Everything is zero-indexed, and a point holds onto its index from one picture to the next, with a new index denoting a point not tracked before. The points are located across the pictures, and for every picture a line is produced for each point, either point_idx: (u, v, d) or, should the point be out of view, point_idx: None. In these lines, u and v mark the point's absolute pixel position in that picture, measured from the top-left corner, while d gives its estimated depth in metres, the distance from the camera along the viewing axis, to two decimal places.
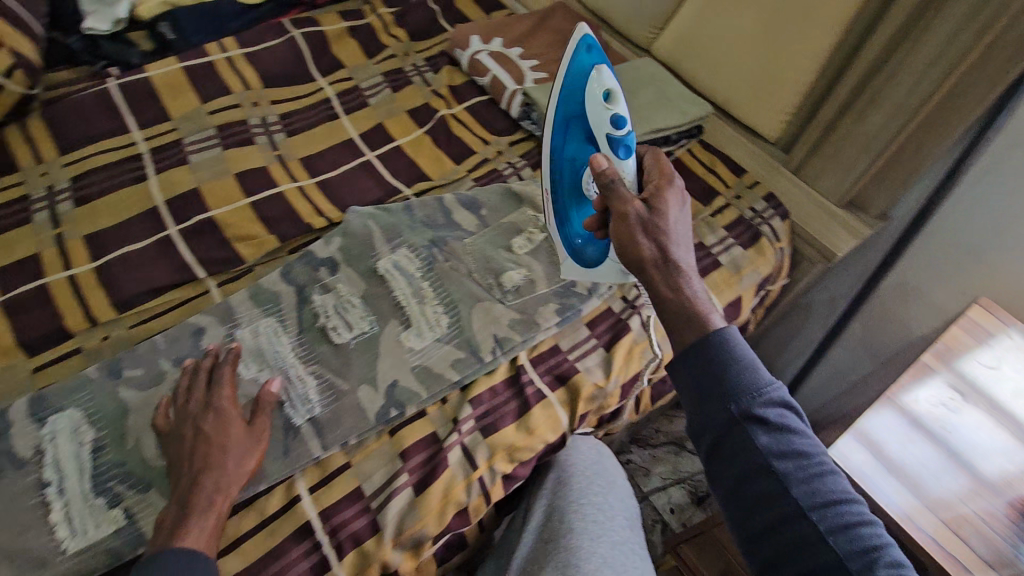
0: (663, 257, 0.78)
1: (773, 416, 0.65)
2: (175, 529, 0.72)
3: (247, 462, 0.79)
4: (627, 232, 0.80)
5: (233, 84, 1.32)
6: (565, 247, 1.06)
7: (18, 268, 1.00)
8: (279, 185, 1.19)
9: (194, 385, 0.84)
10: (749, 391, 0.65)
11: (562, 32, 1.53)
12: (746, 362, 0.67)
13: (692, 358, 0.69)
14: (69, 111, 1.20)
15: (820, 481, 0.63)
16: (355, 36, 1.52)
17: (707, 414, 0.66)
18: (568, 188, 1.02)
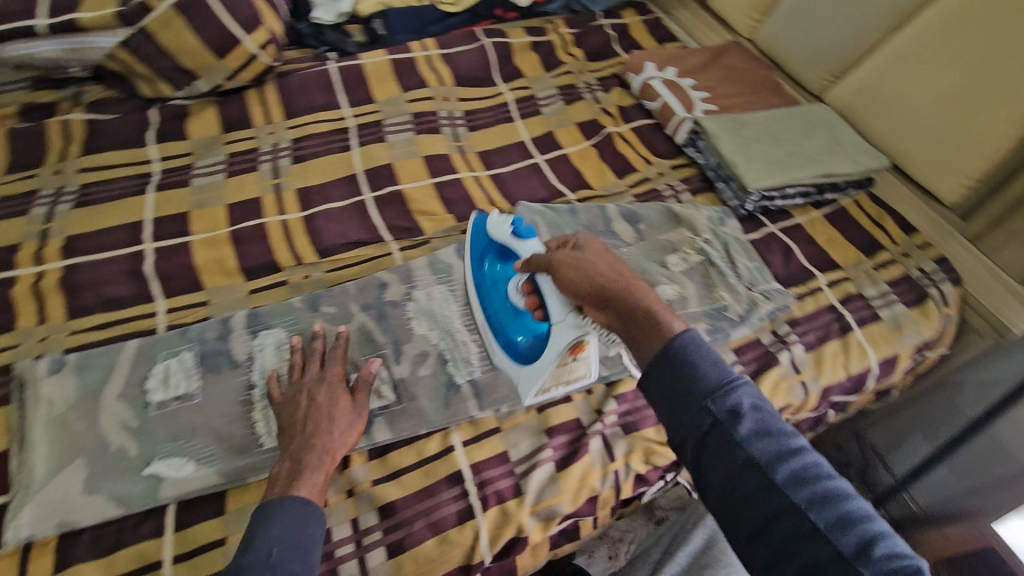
0: (619, 279, 0.72)
1: (748, 407, 0.59)
2: (294, 479, 0.74)
3: (349, 436, 0.83)
4: (572, 266, 0.76)
5: (429, 79, 1.47)
6: (516, 362, 0.93)
7: (244, 206, 1.17)
8: (458, 173, 1.30)
9: (311, 358, 0.90)
10: (716, 386, 0.59)
11: (735, 70, 1.56)
12: (711, 359, 0.62)
13: (661, 363, 0.63)
14: (297, 84, 1.38)
15: (802, 468, 0.56)
16: (535, 50, 1.62)
17: (684, 418, 0.60)
18: (500, 300, 0.97)
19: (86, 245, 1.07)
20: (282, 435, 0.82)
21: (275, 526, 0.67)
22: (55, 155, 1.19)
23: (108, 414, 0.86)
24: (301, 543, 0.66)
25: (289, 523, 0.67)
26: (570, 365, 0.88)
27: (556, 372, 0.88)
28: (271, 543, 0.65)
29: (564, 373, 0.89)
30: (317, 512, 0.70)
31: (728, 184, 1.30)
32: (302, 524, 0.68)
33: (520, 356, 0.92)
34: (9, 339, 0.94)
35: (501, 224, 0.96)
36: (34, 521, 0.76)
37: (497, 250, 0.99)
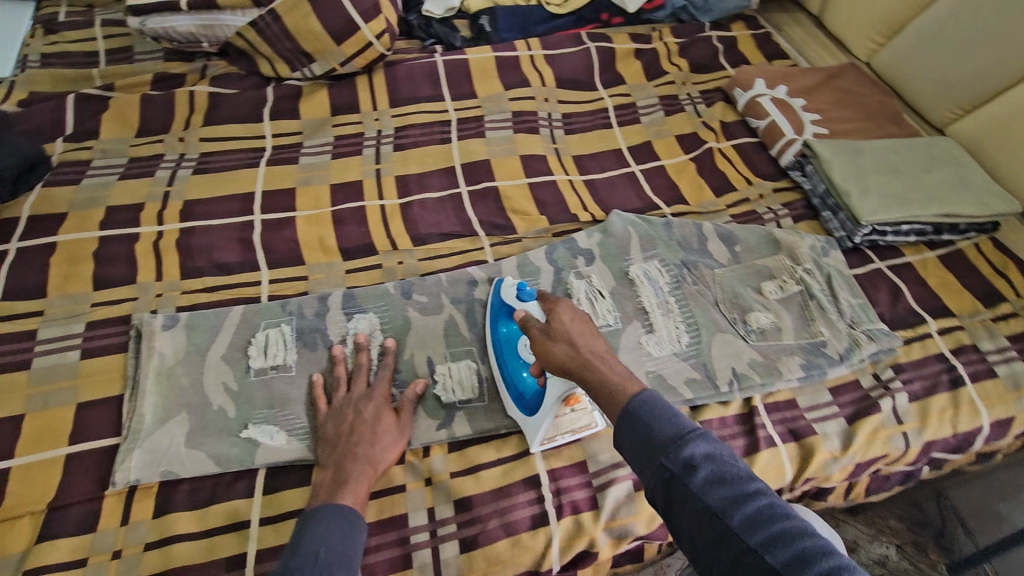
0: (580, 354, 0.74)
1: (702, 457, 0.58)
2: (338, 486, 0.75)
3: (393, 451, 0.83)
4: (542, 347, 0.77)
5: (532, 79, 1.46)
6: (517, 411, 0.89)
7: (346, 188, 1.21)
8: (553, 175, 1.29)
9: (359, 372, 0.90)
10: (671, 440, 0.59)
11: (852, 94, 1.46)
12: (669, 416, 0.62)
13: (624, 426, 0.64)
14: (403, 74, 1.39)
15: (760, 514, 0.54)
16: (639, 58, 1.57)
17: (647, 475, 0.60)
18: (510, 355, 0.92)
19: (203, 211, 1.13)
20: (325, 447, 0.82)
21: (322, 531, 0.67)
22: (180, 122, 1.26)
23: (211, 373, 0.90)
24: (346, 549, 0.66)
25: (334, 529, 0.68)
26: (569, 417, 0.86)
27: (557, 422, 0.85)
28: (320, 545, 0.65)
29: (566, 423, 0.86)
30: (359, 522, 0.71)
31: (835, 214, 1.23)
32: (346, 531, 0.69)
33: (527, 406, 0.88)
34: (129, 291, 1.00)
35: (510, 289, 0.96)
36: (141, 466, 0.81)
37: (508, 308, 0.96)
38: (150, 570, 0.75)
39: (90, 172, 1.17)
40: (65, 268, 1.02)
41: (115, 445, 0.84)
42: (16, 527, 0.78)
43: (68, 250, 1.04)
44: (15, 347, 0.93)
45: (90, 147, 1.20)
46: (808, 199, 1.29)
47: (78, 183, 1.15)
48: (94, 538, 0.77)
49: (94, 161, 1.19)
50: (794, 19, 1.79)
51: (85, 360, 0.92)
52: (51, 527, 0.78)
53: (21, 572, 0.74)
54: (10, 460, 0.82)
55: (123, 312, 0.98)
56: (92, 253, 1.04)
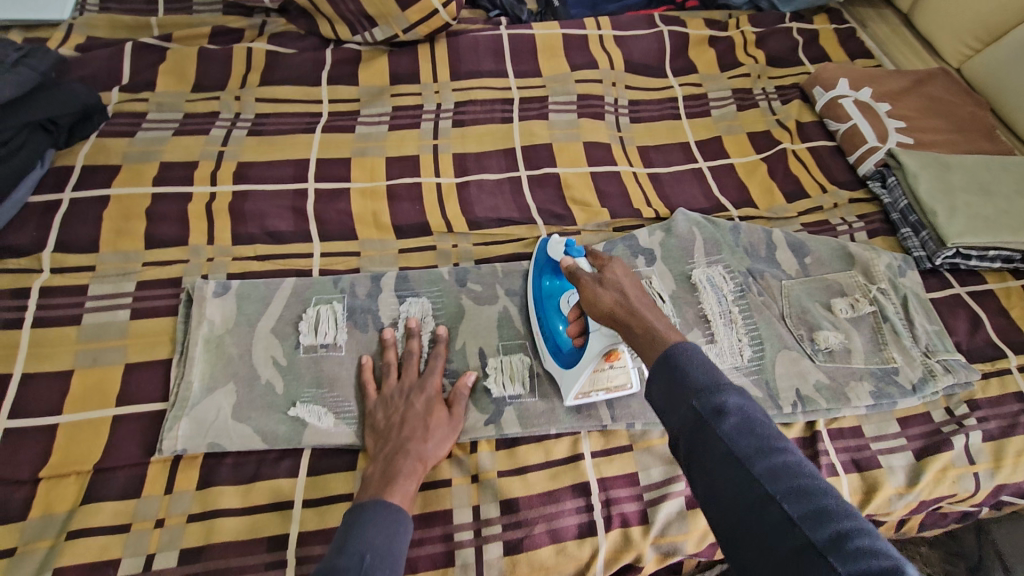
0: (628, 302, 0.72)
1: (735, 406, 0.56)
2: (387, 483, 0.73)
3: (444, 447, 0.81)
4: (591, 293, 0.76)
5: (600, 61, 1.38)
6: (553, 361, 0.89)
7: (402, 162, 1.16)
8: (617, 165, 1.22)
9: (410, 360, 0.88)
10: (705, 386, 0.58)
11: (948, 100, 1.34)
12: (707, 364, 0.60)
13: (659, 367, 0.62)
14: (467, 46, 1.32)
15: (783, 466, 0.53)
16: (714, 46, 1.47)
17: (673, 415, 0.59)
18: (550, 309, 0.91)
19: (256, 174, 1.09)
20: (376, 437, 0.80)
21: (367, 531, 0.65)
22: (236, 80, 1.22)
23: (261, 346, 0.89)
24: (390, 551, 0.64)
25: (379, 530, 0.66)
26: (607, 373, 0.84)
27: (594, 377, 0.84)
28: (364, 547, 0.63)
29: (603, 379, 0.84)
30: (405, 523, 0.69)
31: (915, 232, 1.15)
32: (391, 532, 0.66)
33: (563, 360, 0.87)
34: (181, 253, 0.98)
35: (558, 244, 0.92)
36: (187, 435, 0.80)
37: (551, 267, 0.94)
38: (192, 543, 0.75)
39: (144, 124, 1.14)
40: (117, 222, 1.00)
41: (162, 411, 0.83)
42: (63, 485, 0.78)
43: (121, 205, 1.02)
44: (67, 301, 0.92)
45: (145, 98, 1.17)
46: (885, 213, 1.21)
47: (132, 135, 1.12)
48: (138, 504, 0.77)
49: (149, 114, 1.16)
50: (881, 17, 1.65)
51: (134, 320, 0.91)
52: (97, 488, 0.77)
53: (66, 531, 0.74)
54: (59, 416, 0.82)
55: (174, 274, 0.96)
56: (143, 210, 1.02)
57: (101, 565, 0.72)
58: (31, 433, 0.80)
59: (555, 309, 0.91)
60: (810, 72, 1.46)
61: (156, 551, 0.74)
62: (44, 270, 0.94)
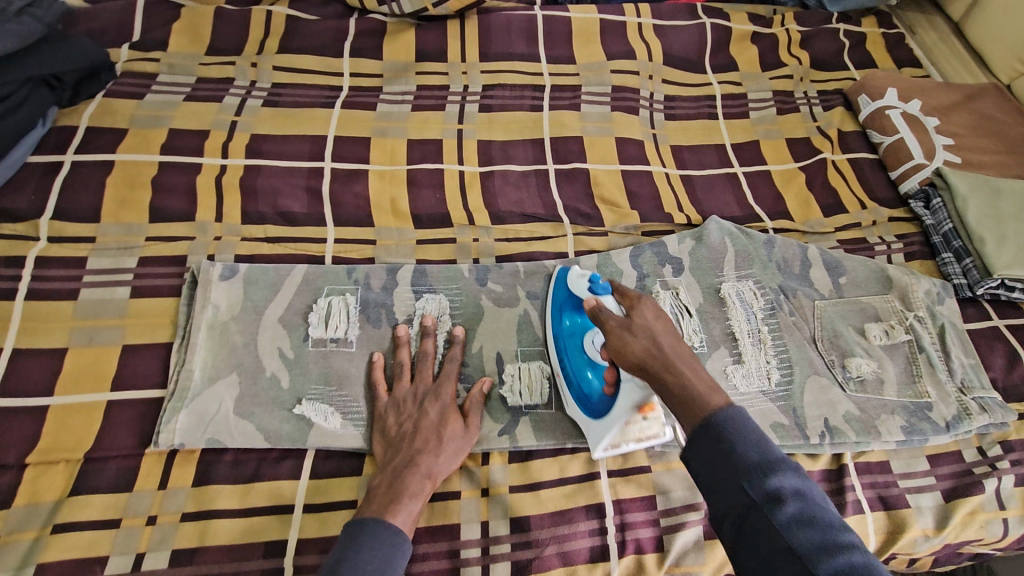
0: (662, 352, 0.65)
1: (791, 492, 0.52)
2: (393, 500, 0.69)
3: (455, 461, 0.77)
4: (619, 340, 0.69)
5: (638, 51, 1.30)
6: (580, 411, 0.81)
7: (424, 145, 1.09)
8: (649, 165, 1.16)
9: (424, 362, 0.84)
10: (759, 467, 0.53)
11: (1002, 118, 1.27)
12: (757, 437, 0.56)
13: (702, 439, 0.56)
14: (498, 25, 1.24)
15: (849, 566, 0.48)
16: (757, 43, 1.39)
17: (722, 497, 0.54)
18: (574, 353, 0.83)
19: (270, 148, 1.03)
20: (385, 445, 0.77)
21: (363, 553, 0.62)
22: (252, 46, 1.15)
23: (267, 336, 0.84)
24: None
25: (375, 553, 0.63)
26: (640, 425, 0.76)
27: (625, 429, 0.76)
28: (357, 573, 0.60)
29: (634, 431, 0.77)
30: (404, 546, 0.65)
31: (958, 258, 1.09)
32: (387, 555, 0.63)
33: (592, 410, 0.79)
34: (186, 229, 0.93)
35: (581, 280, 0.84)
36: (185, 429, 0.76)
37: (574, 304, 0.85)
38: (186, 544, 0.71)
39: (153, 87, 1.07)
40: (121, 192, 0.94)
41: (159, 400, 0.79)
42: (51, 473, 0.73)
43: (125, 173, 0.96)
44: (64, 274, 0.86)
45: (156, 59, 1.10)
46: (925, 235, 1.16)
47: (140, 97, 1.05)
48: (130, 499, 0.73)
49: (159, 76, 1.09)
50: (930, 23, 1.56)
51: (134, 299, 0.85)
52: (88, 479, 0.73)
53: (52, 524, 0.70)
54: (50, 398, 0.77)
55: (178, 252, 0.90)
56: (149, 180, 0.96)
57: (89, 561, 0.69)
58: (19, 414, 0.76)
59: (580, 354, 0.82)
60: (855, 78, 1.39)
61: (147, 550, 0.70)
62: (40, 238, 0.88)
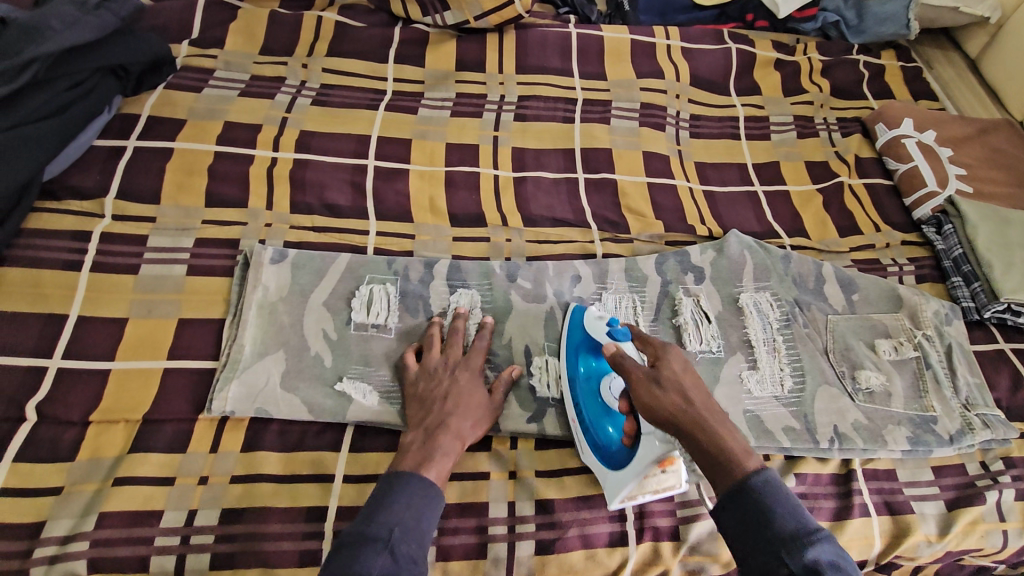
0: (693, 409, 0.70)
1: (827, 563, 0.59)
2: (425, 456, 0.74)
3: (481, 427, 0.82)
4: (649, 395, 0.73)
5: (666, 71, 1.36)
6: (601, 461, 0.82)
7: (462, 149, 1.15)
8: (674, 178, 1.22)
9: (455, 336, 0.89)
10: (795, 535, 0.61)
11: (1012, 154, 1.32)
12: (793, 510, 0.63)
13: (740, 504, 0.64)
14: (535, 41, 1.31)
15: None
16: (779, 69, 1.45)
17: (757, 560, 0.62)
18: (590, 400, 0.85)
19: (318, 145, 1.09)
20: (417, 408, 0.81)
21: (397, 504, 0.68)
22: (303, 49, 1.21)
23: (312, 318, 0.90)
24: (416, 528, 0.67)
25: (408, 504, 0.68)
26: (657, 478, 0.77)
27: (643, 482, 0.77)
28: (390, 521, 0.66)
29: (652, 484, 0.77)
30: (436, 500, 0.71)
31: (967, 282, 1.14)
32: (422, 506, 0.69)
33: (612, 461, 0.80)
34: (239, 215, 0.98)
35: (598, 323, 0.88)
36: (236, 399, 0.81)
37: (592, 349, 0.88)
38: (233, 504, 0.75)
39: (211, 81, 1.14)
40: (179, 177, 1.00)
41: (211, 370, 0.84)
42: (112, 431, 0.79)
43: (184, 159, 1.02)
44: (125, 250, 0.92)
45: (214, 56, 1.17)
46: (936, 260, 1.20)
47: (199, 91, 1.12)
48: (183, 458, 0.78)
49: (216, 71, 1.16)
50: (947, 59, 1.62)
51: (190, 277, 0.91)
52: (144, 439, 0.78)
53: (113, 478, 0.75)
54: (111, 362, 0.83)
55: (232, 236, 0.96)
56: (205, 167, 1.02)
57: (144, 515, 0.73)
58: (82, 376, 0.81)
59: (596, 400, 0.84)
60: (872, 107, 1.44)
61: (197, 507, 0.75)
62: (105, 215, 0.94)
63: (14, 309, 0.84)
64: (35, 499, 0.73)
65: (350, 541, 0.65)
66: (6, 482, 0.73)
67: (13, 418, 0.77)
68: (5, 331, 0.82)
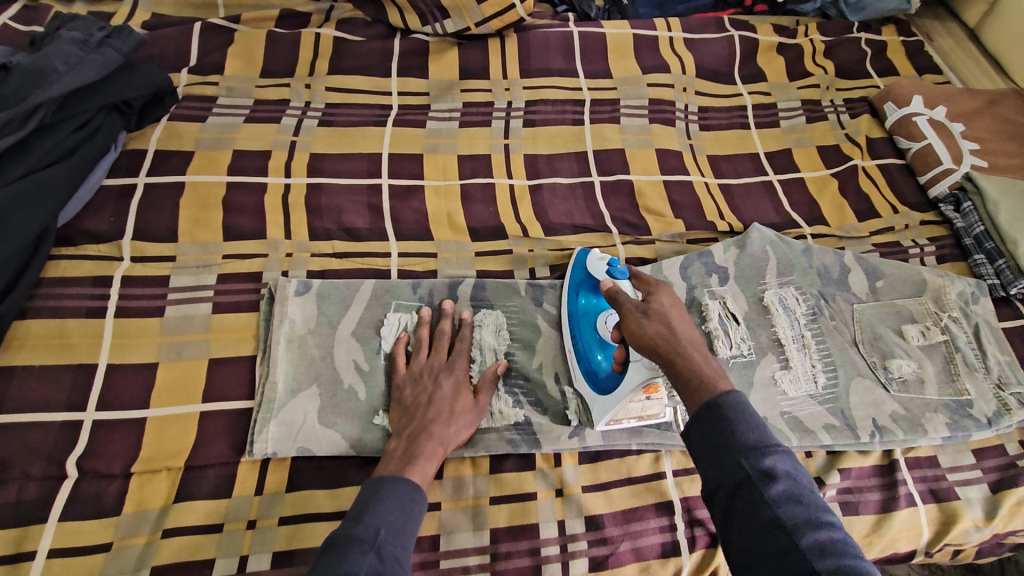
0: (673, 337, 0.69)
1: (784, 471, 0.57)
2: (408, 461, 0.74)
3: (465, 432, 0.81)
4: (635, 322, 0.73)
5: (671, 64, 1.34)
6: (589, 386, 0.86)
7: (474, 160, 1.14)
8: (688, 174, 1.21)
9: (441, 340, 0.89)
10: (754, 445, 0.58)
11: None
12: (755, 419, 0.60)
13: (703, 414, 0.61)
14: (537, 43, 1.28)
15: (831, 542, 0.53)
16: (783, 54, 1.43)
17: (716, 470, 0.59)
18: (585, 329, 0.88)
19: (330, 167, 1.07)
20: (400, 413, 0.82)
21: (384, 505, 0.67)
22: (304, 67, 1.18)
23: (341, 349, 0.88)
24: (403, 528, 0.66)
25: (395, 506, 0.68)
26: (641, 403, 0.82)
27: (627, 406, 0.82)
28: (378, 522, 0.65)
29: (636, 409, 0.83)
30: (420, 500, 0.70)
31: (990, 259, 1.14)
32: (407, 509, 0.68)
33: (599, 386, 0.84)
34: (259, 246, 0.97)
35: (599, 262, 0.90)
36: (277, 439, 0.80)
37: (594, 286, 0.90)
38: (285, 546, 0.75)
39: (215, 109, 1.12)
40: (194, 213, 0.98)
41: (248, 411, 0.83)
42: (155, 481, 0.78)
43: (196, 193, 1.00)
44: (148, 293, 0.90)
45: (214, 82, 1.14)
46: (957, 238, 1.19)
47: (203, 120, 1.09)
48: (229, 504, 0.77)
49: (219, 98, 1.13)
50: (947, 30, 1.60)
51: (216, 315, 0.90)
52: (189, 486, 0.78)
53: (161, 529, 0.75)
54: (146, 411, 0.82)
55: (254, 269, 0.95)
56: (219, 200, 1.00)
57: (199, 565, 0.73)
58: (119, 426, 0.80)
59: (592, 332, 0.87)
60: (879, 85, 1.42)
61: (249, 553, 0.75)
62: (124, 258, 0.93)
63: (41, 363, 0.83)
64: (87, 557, 0.73)
65: (337, 542, 0.62)
66: (54, 543, 0.73)
67: (54, 476, 0.76)
68: (36, 387, 0.81)
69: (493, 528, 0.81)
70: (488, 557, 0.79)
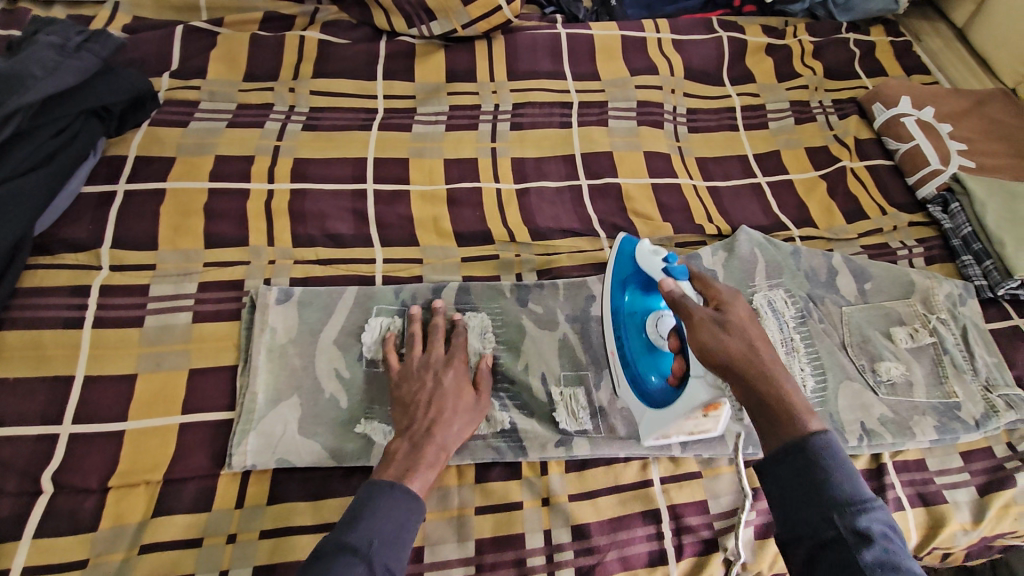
0: (756, 356, 0.65)
1: (880, 533, 0.54)
2: (410, 466, 0.73)
3: (468, 429, 0.80)
4: (710, 335, 0.67)
5: (660, 65, 1.33)
6: (638, 398, 0.84)
7: (460, 164, 1.13)
8: (677, 177, 1.20)
9: (435, 335, 0.88)
10: (850, 502, 0.55)
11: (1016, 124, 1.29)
12: (849, 473, 0.57)
13: (792, 461, 0.58)
14: (524, 45, 1.27)
15: None
16: (772, 55, 1.42)
17: (801, 522, 0.56)
18: (634, 333, 0.85)
19: (314, 173, 1.06)
20: (401, 411, 0.80)
21: (380, 515, 0.66)
22: (287, 71, 1.17)
23: (323, 357, 0.87)
24: (398, 539, 0.65)
25: (389, 516, 0.66)
26: (698, 420, 0.80)
27: (682, 422, 0.80)
28: (371, 534, 0.64)
29: (689, 426, 0.81)
30: (417, 509, 0.68)
31: (977, 260, 1.14)
32: (403, 518, 0.67)
33: (650, 400, 0.82)
34: (241, 254, 0.96)
35: (654, 258, 0.82)
36: (256, 451, 0.79)
37: (643, 283, 0.85)
38: (266, 560, 0.74)
39: (197, 114, 1.10)
40: (175, 220, 0.97)
41: (228, 422, 0.82)
42: (132, 496, 0.77)
43: (177, 201, 0.99)
44: (127, 302, 0.89)
45: (196, 87, 1.13)
46: (945, 239, 1.19)
47: (185, 126, 1.08)
48: (209, 518, 0.76)
49: (201, 103, 1.12)
50: (935, 30, 1.60)
51: (196, 324, 0.89)
52: (168, 500, 0.77)
53: (139, 545, 0.74)
54: (124, 423, 0.80)
55: (236, 277, 0.93)
56: (200, 207, 0.99)
57: None
58: (97, 440, 0.79)
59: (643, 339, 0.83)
60: (868, 85, 1.42)
61: (229, 567, 0.73)
62: (102, 267, 0.91)
63: (16, 375, 0.81)
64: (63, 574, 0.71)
65: (325, 553, 0.62)
66: (29, 560, 0.71)
67: (30, 491, 0.75)
68: (11, 400, 0.80)
69: (478, 538, 0.80)
70: (473, 568, 0.78)
